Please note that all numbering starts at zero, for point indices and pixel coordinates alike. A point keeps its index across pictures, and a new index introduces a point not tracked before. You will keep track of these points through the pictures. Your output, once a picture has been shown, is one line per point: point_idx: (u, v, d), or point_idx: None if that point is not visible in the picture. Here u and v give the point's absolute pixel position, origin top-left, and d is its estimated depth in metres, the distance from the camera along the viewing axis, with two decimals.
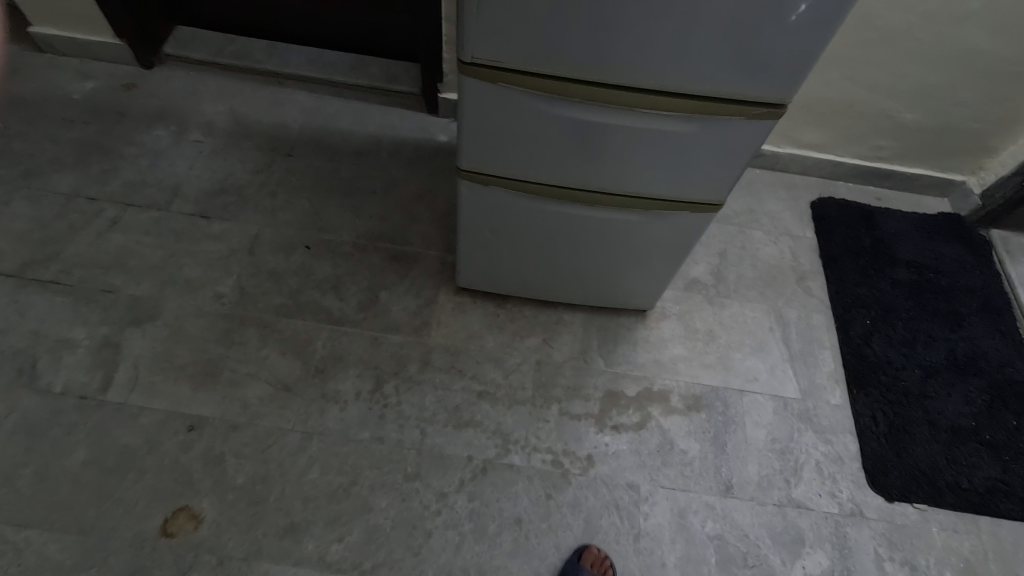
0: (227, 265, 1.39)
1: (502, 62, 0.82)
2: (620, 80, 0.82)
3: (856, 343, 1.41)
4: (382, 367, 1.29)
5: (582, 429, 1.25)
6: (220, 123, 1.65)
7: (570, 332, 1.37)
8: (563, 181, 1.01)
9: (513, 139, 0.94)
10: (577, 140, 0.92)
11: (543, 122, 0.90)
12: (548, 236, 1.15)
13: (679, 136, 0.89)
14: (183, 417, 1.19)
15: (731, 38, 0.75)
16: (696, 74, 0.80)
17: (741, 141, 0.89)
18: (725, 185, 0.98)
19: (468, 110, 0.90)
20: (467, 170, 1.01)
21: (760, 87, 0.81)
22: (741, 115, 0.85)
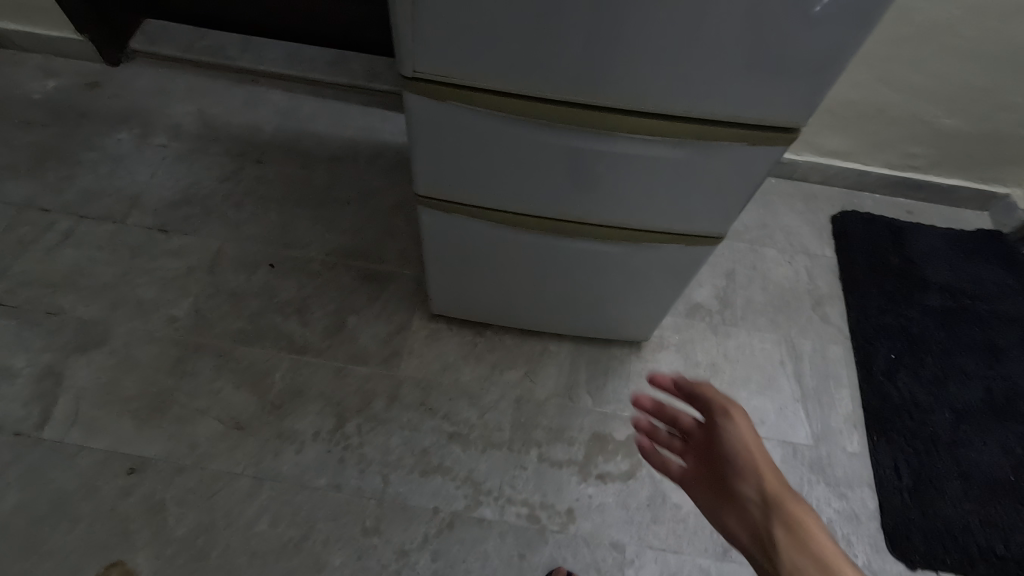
0: (184, 285, 1.28)
1: (453, 78, 0.68)
2: (596, 100, 0.68)
3: (878, 380, 1.25)
4: (346, 404, 1.17)
5: (564, 478, 1.12)
6: (187, 124, 1.52)
7: (556, 365, 1.24)
8: (537, 210, 0.87)
9: (475, 165, 0.80)
10: (549, 167, 0.78)
11: (508, 146, 0.76)
12: (525, 265, 1.02)
13: (671, 164, 0.75)
14: (124, 458, 1.09)
15: (731, 49, 0.60)
16: (689, 94, 0.65)
17: (747, 171, 0.75)
18: (728, 217, 0.84)
19: (419, 131, 0.76)
20: (426, 197, 0.87)
21: (768, 109, 0.66)
22: (746, 141, 0.71)
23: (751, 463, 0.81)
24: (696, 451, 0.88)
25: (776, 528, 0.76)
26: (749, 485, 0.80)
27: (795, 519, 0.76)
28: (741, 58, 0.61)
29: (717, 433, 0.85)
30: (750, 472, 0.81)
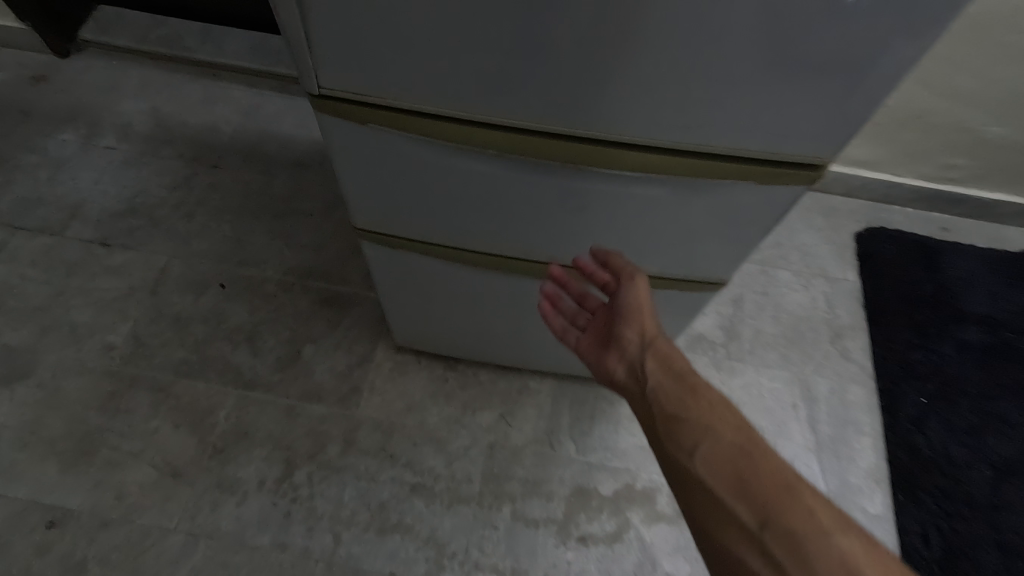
0: (123, 309, 1.15)
1: (376, 99, 0.54)
2: (555, 127, 0.54)
3: (905, 429, 1.09)
4: (295, 449, 1.03)
5: (539, 540, 0.99)
6: (138, 123, 1.37)
7: (536, 406, 1.09)
8: (497, 248, 0.74)
9: (421, 199, 0.66)
10: (512, 203, 0.65)
11: (452, 179, 0.62)
12: (496, 300, 0.88)
13: (662, 202, 0.61)
14: (43, 509, 0.97)
15: (732, 62, 0.46)
16: (671, 122, 0.51)
17: (745, 210, 0.61)
18: (735, 258, 0.70)
19: (345, 159, 0.63)
20: (366, 231, 0.74)
21: (779, 138, 0.52)
22: (756, 178, 0.57)
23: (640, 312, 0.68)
24: (593, 317, 0.74)
25: (652, 356, 0.67)
26: (634, 333, 0.68)
27: (673, 352, 0.67)
28: (744, 73, 0.46)
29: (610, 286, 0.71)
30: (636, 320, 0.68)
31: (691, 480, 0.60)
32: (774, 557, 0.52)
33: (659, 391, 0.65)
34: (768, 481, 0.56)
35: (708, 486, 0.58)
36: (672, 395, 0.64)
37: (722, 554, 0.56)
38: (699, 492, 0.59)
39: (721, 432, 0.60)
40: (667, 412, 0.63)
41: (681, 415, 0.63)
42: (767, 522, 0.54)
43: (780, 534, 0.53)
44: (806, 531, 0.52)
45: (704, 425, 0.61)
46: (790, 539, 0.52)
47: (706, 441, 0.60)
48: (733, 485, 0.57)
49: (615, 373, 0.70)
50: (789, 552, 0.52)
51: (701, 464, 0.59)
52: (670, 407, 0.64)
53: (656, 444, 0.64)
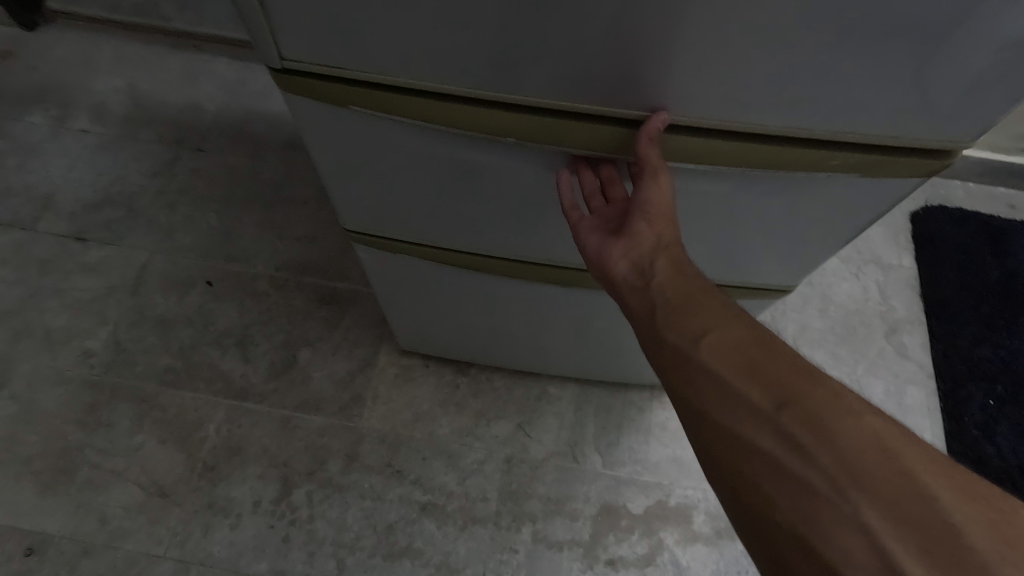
0: (102, 311, 1.04)
1: (372, 76, 0.44)
2: (592, 106, 0.44)
3: (971, 437, 0.98)
4: (293, 466, 0.94)
5: (563, 566, 0.89)
6: (112, 101, 1.23)
7: (557, 414, 0.99)
8: (515, 251, 0.65)
9: (436, 196, 0.57)
10: (545, 202, 0.56)
11: (462, 174, 0.53)
12: (519, 303, 0.78)
13: (725, 206, 0.53)
14: (20, 536, 0.89)
15: (845, 19, 0.35)
16: (740, 101, 0.41)
17: (811, 208, 0.53)
18: (802, 264, 0.62)
19: (336, 151, 0.53)
20: (366, 231, 0.66)
21: (884, 117, 0.42)
22: (843, 172, 0.48)
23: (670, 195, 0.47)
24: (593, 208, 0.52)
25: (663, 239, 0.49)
26: (654, 226, 0.49)
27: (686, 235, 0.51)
28: (856, 33, 0.36)
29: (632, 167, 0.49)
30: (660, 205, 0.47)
31: (697, 375, 0.45)
32: (814, 465, 0.39)
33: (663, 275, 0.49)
34: (793, 367, 0.43)
35: (722, 377, 0.44)
36: (679, 277, 0.48)
37: (733, 461, 0.42)
38: (708, 387, 0.44)
39: (737, 320, 0.47)
40: (674, 299, 0.48)
41: (692, 302, 0.47)
42: (799, 417, 0.41)
43: (803, 418, 0.41)
44: (853, 435, 0.39)
45: (717, 312, 0.47)
46: (833, 442, 0.39)
47: (717, 328, 0.46)
48: (756, 379, 0.43)
49: (613, 269, 0.51)
50: (831, 459, 0.39)
51: (711, 355, 0.45)
52: (678, 297, 0.48)
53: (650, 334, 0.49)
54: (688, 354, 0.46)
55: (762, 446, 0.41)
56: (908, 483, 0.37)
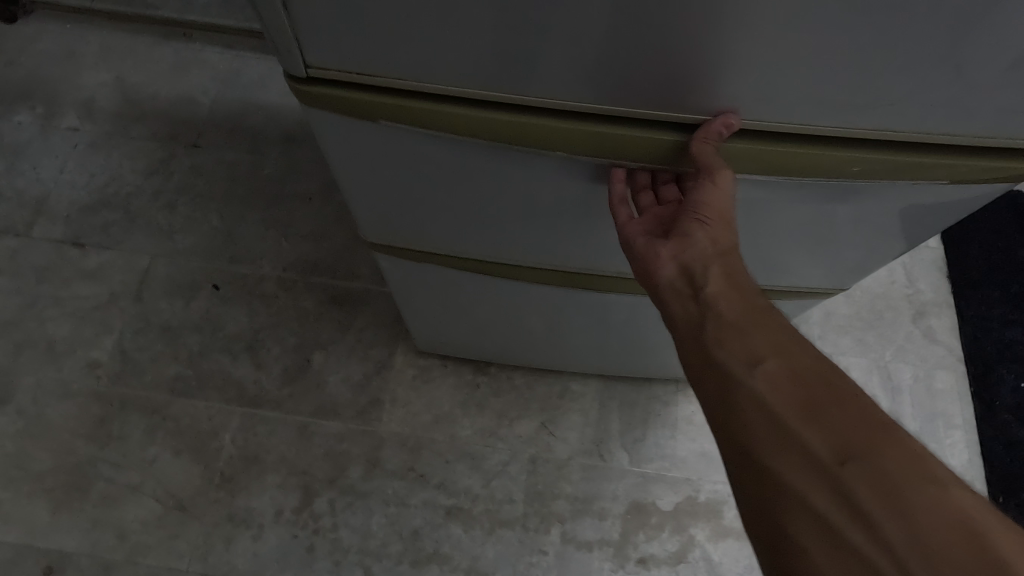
0: (105, 319, 1.01)
1: (401, 82, 0.40)
2: (645, 113, 0.40)
3: (1003, 420, 0.96)
4: (313, 474, 0.91)
5: (594, 566, 0.88)
6: (100, 96, 1.17)
7: (580, 411, 0.96)
8: (543, 258, 0.62)
9: (462, 205, 0.54)
10: (583, 210, 0.53)
11: (492, 183, 0.50)
12: (547, 305, 0.75)
13: (753, 213, 0.52)
14: (37, 555, 0.87)
15: (932, 16, 0.32)
16: (800, 104, 0.39)
17: (854, 212, 0.51)
18: (836, 265, 0.61)
19: (358, 162, 0.50)
20: (385, 239, 0.62)
21: (956, 113, 0.39)
22: (890, 179, 0.45)
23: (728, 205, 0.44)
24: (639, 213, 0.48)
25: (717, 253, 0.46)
26: (710, 230, 0.44)
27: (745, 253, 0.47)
28: (940, 32, 0.33)
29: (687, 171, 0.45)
30: (716, 215, 0.44)
31: (749, 404, 0.42)
32: (873, 519, 0.37)
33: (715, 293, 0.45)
34: (860, 415, 0.40)
35: (778, 414, 0.41)
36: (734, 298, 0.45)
37: (782, 498, 0.39)
38: (759, 417, 0.41)
39: (800, 355, 0.43)
40: (728, 320, 0.45)
41: (746, 327, 0.44)
42: (865, 465, 0.38)
43: (868, 470, 0.38)
44: (926, 497, 0.36)
45: (776, 342, 0.44)
46: (901, 499, 0.36)
47: (777, 359, 0.43)
48: (821, 419, 0.40)
49: (659, 273, 0.47)
50: (894, 516, 0.36)
51: (768, 386, 0.42)
52: (733, 318, 0.45)
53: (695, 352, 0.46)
54: (740, 381, 0.43)
55: (814, 493, 0.38)
56: (981, 558, 0.34)
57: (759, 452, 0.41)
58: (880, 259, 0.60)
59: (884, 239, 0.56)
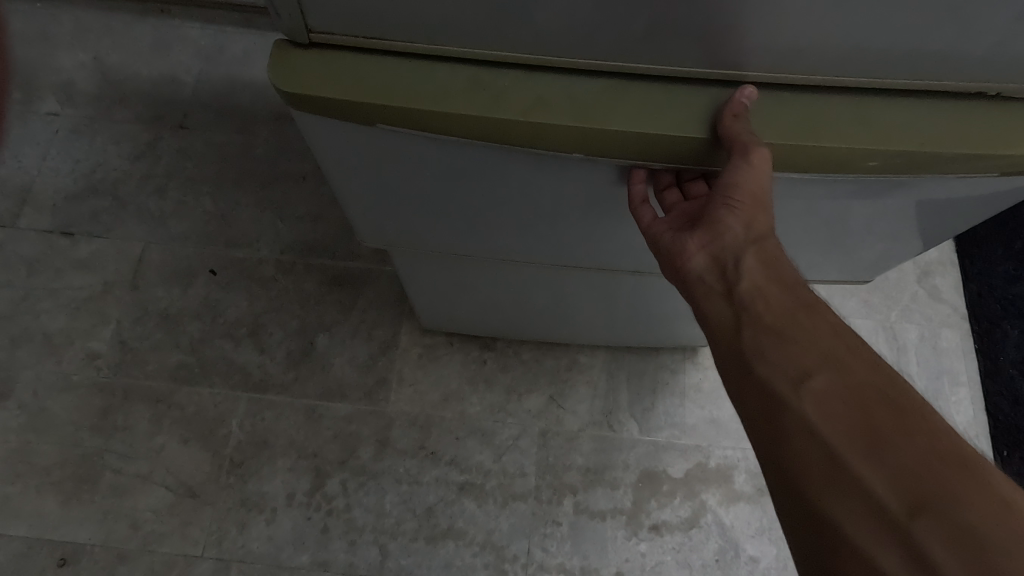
0: (101, 310, 0.98)
1: (415, 46, 0.41)
2: (656, 67, 0.41)
3: (1007, 376, 0.97)
4: (323, 455, 0.91)
5: (608, 535, 0.88)
6: (79, 79, 1.12)
7: (589, 383, 0.96)
8: (551, 244, 0.61)
9: (467, 190, 0.52)
10: (593, 194, 0.51)
11: (499, 168, 0.48)
12: (557, 278, 0.74)
13: (779, 214, 0.53)
14: (50, 547, 0.87)
15: None
16: (810, 53, 0.39)
17: (871, 215, 0.52)
18: (848, 259, 0.62)
19: (357, 149, 0.48)
20: (388, 226, 0.60)
21: (979, 55, 0.38)
22: (904, 172, 0.43)
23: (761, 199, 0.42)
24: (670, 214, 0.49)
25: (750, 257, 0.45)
26: (738, 216, 0.44)
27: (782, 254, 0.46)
28: None
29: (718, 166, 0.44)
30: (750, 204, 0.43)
31: (795, 426, 0.42)
32: (916, 533, 0.37)
33: (753, 304, 0.45)
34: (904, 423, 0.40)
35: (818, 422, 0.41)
36: (773, 308, 0.44)
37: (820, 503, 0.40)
38: (805, 438, 0.41)
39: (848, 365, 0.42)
40: (767, 323, 0.44)
41: (785, 330, 0.44)
42: (906, 471, 0.38)
43: (909, 480, 0.38)
44: (979, 516, 0.36)
45: (821, 354, 0.43)
46: (957, 522, 0.36)
47: (822, 373, 0.42)
48: (873, 439, 0.39)
49: (689, 263, 0.47)
50: (947, 539, 0.36)
51: (811, 399, 0.41)
52: (772, 320, 0.44)
53: (736, 369, 0.46)
54: (784, 403, 0.42)
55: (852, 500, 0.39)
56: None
57: (796, 458, 0.41)
58: (895, 256, 0.61)
59: (902, 237, 0.57)
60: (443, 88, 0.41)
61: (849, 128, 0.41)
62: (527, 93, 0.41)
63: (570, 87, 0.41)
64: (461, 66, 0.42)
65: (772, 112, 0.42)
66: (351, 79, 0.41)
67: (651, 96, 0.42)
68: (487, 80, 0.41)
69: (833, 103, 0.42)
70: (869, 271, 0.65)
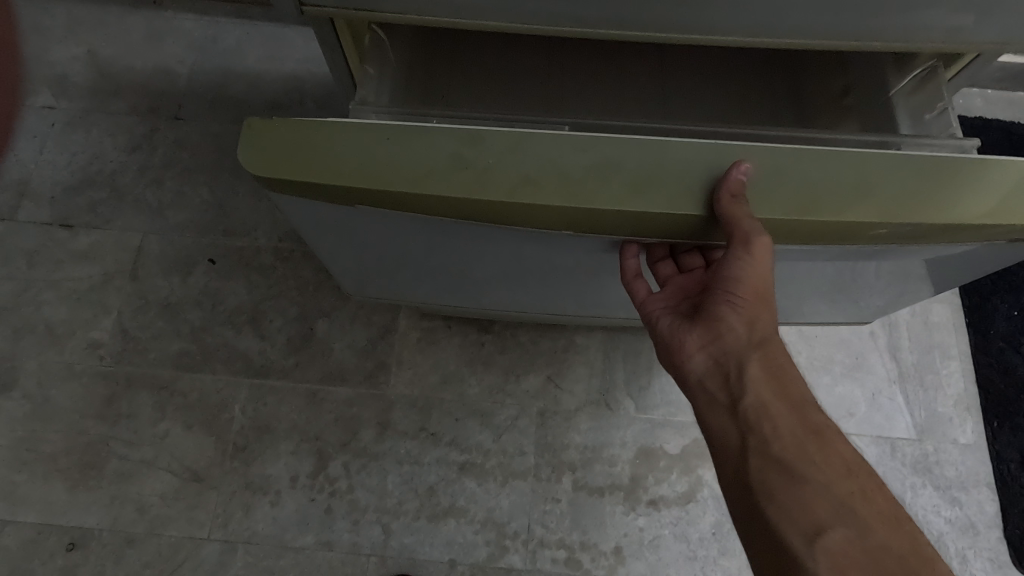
0: (102, 300, 0.99)
1: (405, 16, 0.43)
2: (636, 32, 0.43)
3: (997, 349, 0.99)
4: (325, 439, 0.93)
5: (606, 510, 0.90)
6: (74, 71, 1.13)
7: (586, 363, 0.97)
8: (541, 282, 0.62)
9: (456, 252, 0.54)
10: (578, 256, 0.53)
11: (484, 240, 0.49)
12: (555, 306, 0.74)
13: (786, 275, 0.57)
14: (60, 532, 0.88)
15: None
16: (782, 18, 0.41)
17: (880, 270, 0.54)
18: (857, 300, 0.66)
19: (347, 225, 0.49)
20: (384, 268, 0.62)
21: (956, 9, 0.40)
22: (899, 237, 0.44)
23: (760, 299, 0.49)
24: (672, 312, 0.57)
25: (754, 377, 0.50)
26: (738, 316, 0.51)
27: (788, 377, 0.51)
28: None
29: (726, 285, 0.49)
30: (751, 301, 0.49)
31: None
32: None
33: (760, 429, 0.49)
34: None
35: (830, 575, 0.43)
36: (780, 438, 0.48)
37: None
38: None
39: (853, 510, 0.46)
40: (778, 455, 0.48)
41: (797, 467, 0.47)
42: None
43: None
44: None
45: (830, 494, 0.46)
46: None
47: (836, 526, 0.45)
48: None
49: (690, 362, 0.54)
50: None
51: (823, 549, 0.44)
52: (784, 454, 0.48)
53: (743, 496, 0.49)
54: (793, 548, 0.45)
55: None
56: None
57: None
58: (907, 297, 0.65)
59: (908, 288, 0.62)
60: (424, 169, 0.40)
61: (851, 195, 0.40)
62: (513, 170, 0.40)
63: (558, 160, 0.40)
64: (442, 140, 0.40)
65: (772, 175, 0.40)
66: (331, 161, 0.40)
67: (644, 169, 0.40)
68: (470, 156, 0.40)
69: (841, 165, 0.40)
70: (882, 304, 0.68)
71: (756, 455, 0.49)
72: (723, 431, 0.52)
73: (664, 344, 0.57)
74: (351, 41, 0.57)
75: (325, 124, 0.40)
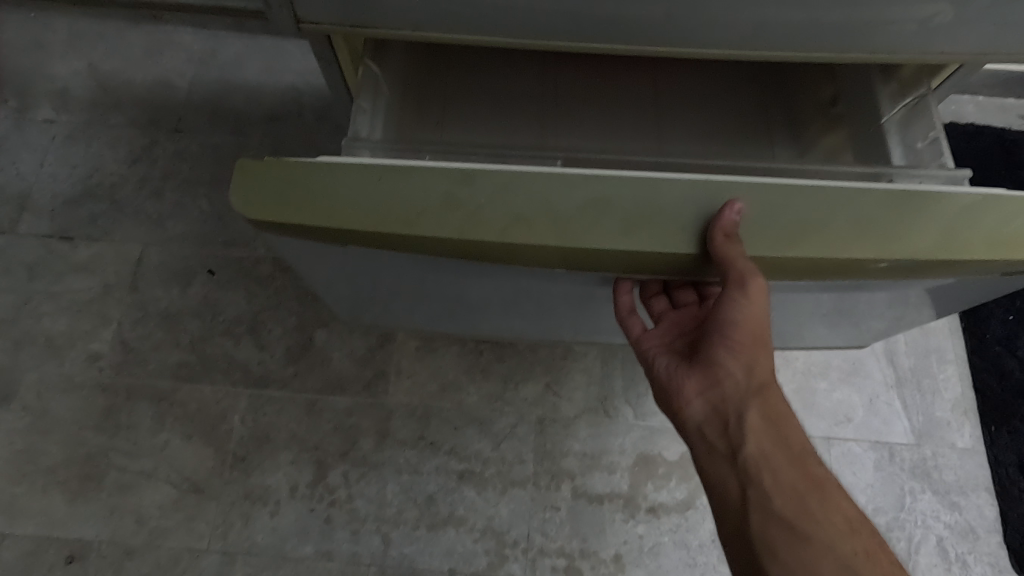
0: (102, 311, 1.00)
1: (400, 33, 0.44)
2: (626, 46, 0.44)
3: (993, 352, 0.99)
4: (324, 449, 0.93)
5: (606, 518, 0.90)
6: (75, 85, 1.14)
7: (584, 371, 0.97)
8: (537, 305, 0.63)
9: (453, 277, 0.54)
10: (572, 284, 0.53)
11: (478, 268, 0.50)
12: (551, 331, 0.75)
13: (783, 301, 0.57)
14: (58, 545, 0.88)
15: None
16: (769, 29, 0.42)
17: (877, 296, 0.55)
18: (860, 324, 0.66)
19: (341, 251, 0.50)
20: (380, 291, 0.63)
21: (941, 17, 0.41)
22: (893, 270, 0.44)
23: (757, 343, 0.50)
24: (668, 355, 0.57)
25: (753, 425, 0.50)
26: (734, 361, 0.51)
27: (785, 425, 0.51)
28: None
29: (723, 328, 0.49)
30: (747, 345, 0.50)
31: None
32: None
33: (759, 480, 0.49)
34: None
35: None
36: (780, 491, 0.49)
37: None
38: None
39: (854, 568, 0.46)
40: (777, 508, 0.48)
41: (797, 522, 0.47)
42: None
43: None
44: None
45: (830, 551, 0.46)
46: None
47: None
48: None
49: (688, 406, 0.54)
50: None
51: None
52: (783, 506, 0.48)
53: (744, 550, 0.49)
54: None
55: None
56: None
57: None
58: (908, 320, 0.65)
59: (909, 310, 0.62)
60: (416, 211, 0.40)
61: (843, 232, 0.40)
62: (505, 211, 0.40)
63: (550, 200, 0.40)
64: (434, 180, 0.41)
65: (765, 210, 0.41)
66: (324, 202, 0.41)
67: (635, 207, 0.40)
68: (462, 197, 0.40)
69: (832, 201, 0.41)
70: (887, 327, 0.68)
71: (756, 509, 0.49)
72: (721, 480, 0.52)
73: (660, 383, 0.57)
74: (348, 57, 0.58)
75: (318, 165, 0.41)
